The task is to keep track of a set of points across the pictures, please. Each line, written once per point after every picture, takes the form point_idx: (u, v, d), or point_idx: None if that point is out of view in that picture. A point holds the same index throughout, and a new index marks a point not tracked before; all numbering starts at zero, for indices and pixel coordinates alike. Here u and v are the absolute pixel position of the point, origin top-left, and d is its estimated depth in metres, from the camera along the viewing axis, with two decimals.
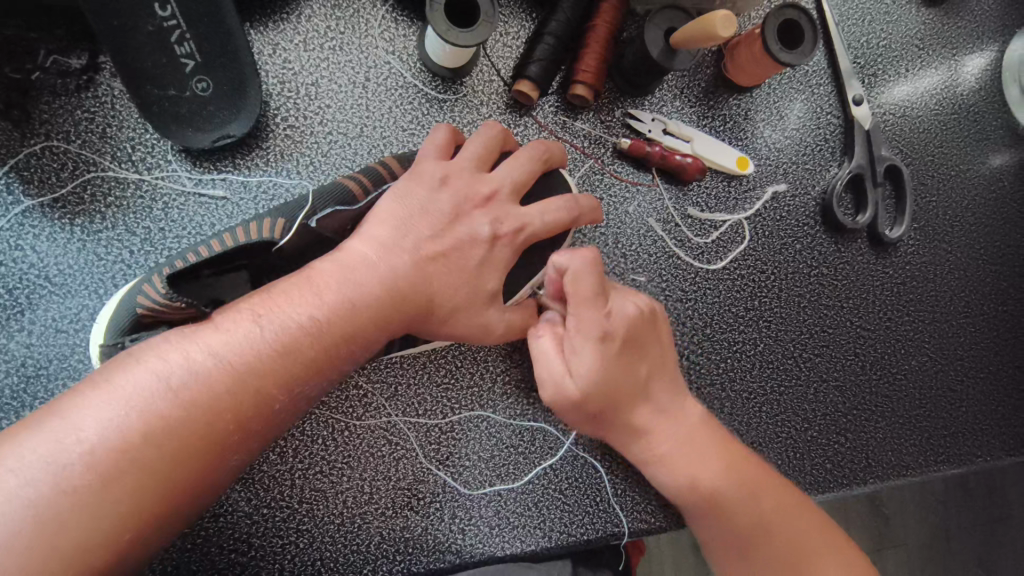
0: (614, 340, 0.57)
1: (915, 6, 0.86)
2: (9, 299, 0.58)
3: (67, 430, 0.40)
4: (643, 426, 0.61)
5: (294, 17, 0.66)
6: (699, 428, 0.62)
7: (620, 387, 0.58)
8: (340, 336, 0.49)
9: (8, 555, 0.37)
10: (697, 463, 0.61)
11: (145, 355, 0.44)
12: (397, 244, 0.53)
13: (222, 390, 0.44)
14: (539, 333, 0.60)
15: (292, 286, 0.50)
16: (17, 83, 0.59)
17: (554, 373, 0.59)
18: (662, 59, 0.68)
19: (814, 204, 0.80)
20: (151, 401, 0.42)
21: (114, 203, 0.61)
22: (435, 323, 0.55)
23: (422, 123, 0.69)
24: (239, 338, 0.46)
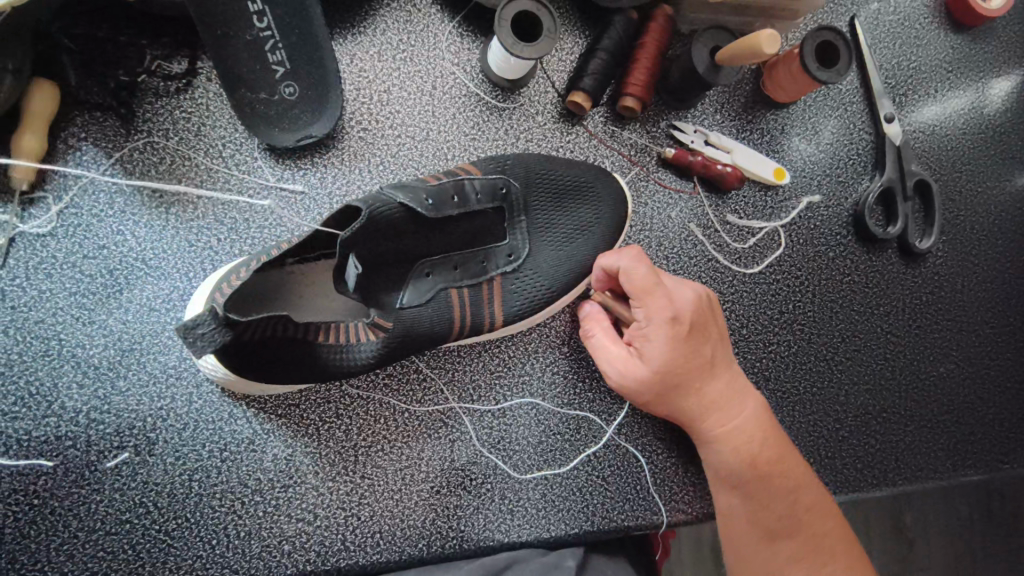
0: (680, 323, 0.63)
1: (944, 31, 0.91)
2: (110, 279, 0.65)
3: None
4: (702, 407, 0.66)
5: (370, 30, 0.72)
6: (754, 415, 0.67)
7: (684, 367, 0.64)
8: None
9: None
10: (746, 445, 0.66)
11: None
12: None
13: None
14: (597, 331, 0.69)
15: None
16: (125, 84, 0.65)
17: (618, 357, 0.66)
18: (708, 73, 0.73)
19: (846, 215, 0.85)
20: None
21: (204, 195, 0.67)
22: None
23: (482, 129, 0.74)
24: None
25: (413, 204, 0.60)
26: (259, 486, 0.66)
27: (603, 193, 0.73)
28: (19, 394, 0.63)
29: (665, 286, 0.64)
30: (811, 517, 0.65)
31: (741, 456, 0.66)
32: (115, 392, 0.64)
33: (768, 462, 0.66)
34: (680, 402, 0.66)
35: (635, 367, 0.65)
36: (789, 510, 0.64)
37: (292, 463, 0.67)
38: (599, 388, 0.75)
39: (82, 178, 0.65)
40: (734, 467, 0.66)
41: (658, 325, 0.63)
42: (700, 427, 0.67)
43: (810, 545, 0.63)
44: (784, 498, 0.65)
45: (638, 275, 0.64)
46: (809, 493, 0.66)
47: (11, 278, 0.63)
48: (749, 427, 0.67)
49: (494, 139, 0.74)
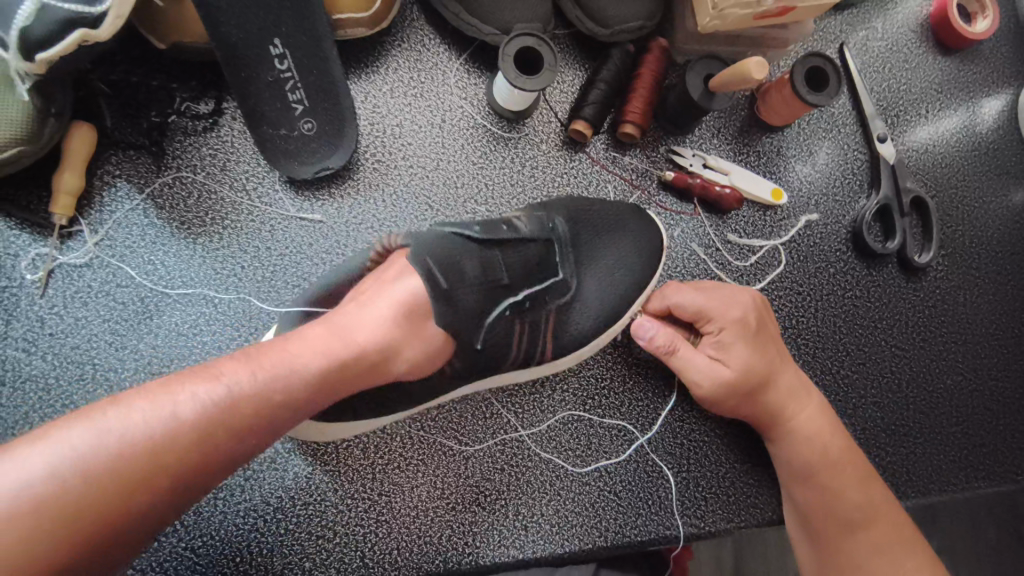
0: (746, 325, 0.71)
1: (932, 54, 0.94)
2: (140, 305, 0.68)
3: (173, 396, 0.46)
4: (785, 408, 0.71)
5: (382, 69, 0.77)
6: (820, 410, 0.72)
7: (764, 363, 0.70)
8: (239, 423, 0.47)
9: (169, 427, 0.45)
10: (826, 434, 0.71)
11: (166, 388, 0.47)
12: (308, 345, 0.52)
13: (244, 405, 0.48)
14: (679, 347, 0.70)
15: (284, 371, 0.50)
16: (157, 125, 0.70)
17: (707, 365, 0.70)
18: (703, 99, 0.76)
19: (845, 232, 0.87)
20: (271, 365, 0.50)
21: (229, 226, 0.71)
22: (250, 438, 0.48)
23: (490, 158, 0.78)
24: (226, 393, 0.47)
25: (461, 229, 0.61)
26: (281, 504, 0.69)
27: (606, 213, 0.75)
28: (54, 416, 0.64)
29: (727, 309, 0.71)
30: (885, 508, 0.69)
31: (808, 458, 0.70)
32: None
33: (838, 465, 0.70)
34: (764, 403, 0.70)
35: (722, 373, 0.69)
36: (865, 502, 0.69)
37: (312, 481, 0.70)
38: (608, 403, 0.77)
39: (117, 213, 0.69)
40: (804, 469, 0.70)
41: (738, 339, 0.70)
42: (783, 423, 0.71)
43: (885, 532, 0.67)
44: (859, 490, 0.69)
45: (691, 305, 0.71)
46: (875, 486, 0.70)
47: (48, 305, 0.66)
48: (821, 440, 0.70)
49: (500, 167, 0.78)
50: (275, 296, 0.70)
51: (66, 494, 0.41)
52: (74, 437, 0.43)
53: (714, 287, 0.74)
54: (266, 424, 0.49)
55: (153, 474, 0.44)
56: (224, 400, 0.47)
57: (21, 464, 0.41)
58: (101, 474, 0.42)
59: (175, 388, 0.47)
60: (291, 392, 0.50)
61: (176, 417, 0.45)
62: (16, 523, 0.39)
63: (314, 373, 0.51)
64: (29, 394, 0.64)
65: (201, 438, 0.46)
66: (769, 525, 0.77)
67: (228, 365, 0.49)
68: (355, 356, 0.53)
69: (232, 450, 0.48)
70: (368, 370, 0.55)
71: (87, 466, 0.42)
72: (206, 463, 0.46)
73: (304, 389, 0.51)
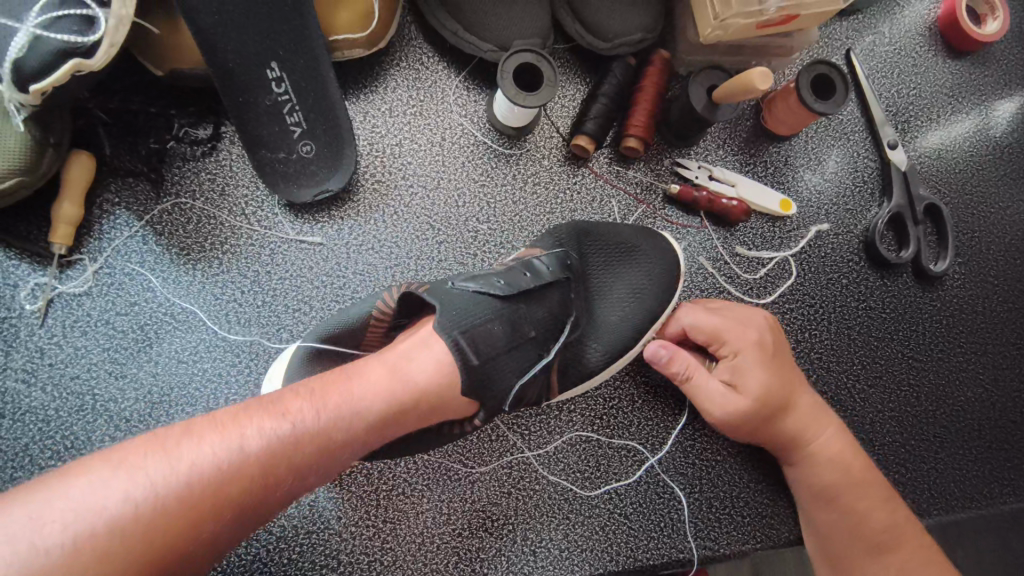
0: (766, 346, 0.68)
1: (941, 58, 0.92)
2: (140, 333, 0.67)
3: (235, 436, 0.46)
4: (806, 429, 0.68)
5: (381, 89, 0.76)
6: (840, 428, 0.70)
7: (784, 385, 0.67)
8: (297, 465, 0.47)
9: (229, 470, 0.44)
10: (849, 455, 0.69)
11: (229, 425, 0.46)
12: (362, 392, 0.51)
13: (302, 448, 0.47)
14: (696, 371, 0.68)
15: (341, 416, 0.49)
16: (155, 151, 0.70)
17: (723, 391, 0.67)
18: (706, 111, 0.75)
19: (857, 242, 0.85)
20: (328, 409, 0.49)
21: (229, 251, 0.70)
22: (303, 479, 0.48)
23: (491, 175, 0.77)
24: (286, 436, 0.47)
25: (486, 289, 0.58)
26: (284, 533, 0.67)
27: (612, 229, 0.74)
28: (54, 448, 0.63)
29: (744, 329, 0.69)
30: (909, 529, 0.67)
31: (830, 480, 0.68)
32: None
33: (861, 484, 0.68)
34: (783, 426, 0.67)
35: (739, 399, 0.66)
36: (891, 522, 0.66)
37: (316, 508, 0.68)
38: (616, 423, 0.75)
39: (116, 241, 0.68)
40: (826, 491, 0.68)
41: (756, 361, 0.67)
42: (804, 447, 0.68)
43: (913, 556, 0.65)
44: (884, 509, 0.67)
45: (709, 326, 0.70)
46: (899, 504, 0.68)
47: (49, 335, 0.66)
48: (845, 459, 0.68)
49: (501, 185, 0.77)
50: (276, 321, 0.70)
51: (138, 523, 0.41)
52: (150, 467, 0.43)
53: (732, 308, 0.72)
54: (322, 465, 0.49)
55: (213, 512, 0.43)
56: (288, 437, 0.47)
57: (100, 487, 0.41)
58: (170, 506, 0.42)
59: (236, 427, 0.46)
60: (347, 435, 0.49)
61: (244, 450, 0.45)
62: (90, 552, 0.39)
63: (370, 414, 0.50)
64: (29, 425, 0.63)
65: (263, 475, 0.46)
66: (787, 546, 0.75)
67: (294, 399, 0.49)
68: (409, 400, 0.52)
69: (286, 490, 0.47)
70: (417, 415, 0.53)
71: (158, 499, 0.42)
72: (260, 503, 0.46)
73: (360, 431, 0.50)
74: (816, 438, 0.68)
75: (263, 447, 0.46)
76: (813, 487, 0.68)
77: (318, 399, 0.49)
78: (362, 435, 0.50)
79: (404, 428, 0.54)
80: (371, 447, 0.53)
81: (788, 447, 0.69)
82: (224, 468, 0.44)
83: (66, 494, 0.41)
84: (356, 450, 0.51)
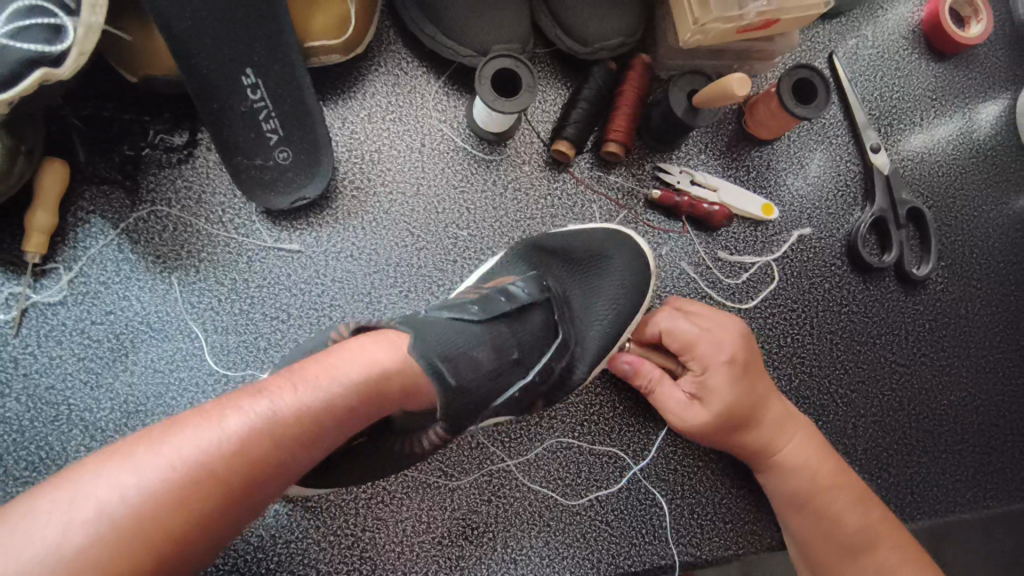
0: (735, 360, 0.67)
1: (925, 61, 0.92)
2: (116, 342, 0.67)
3: (220, 417, 0.43)
4: (772, 439, 0.68)
5: (360, 95, 0.76)
6: (810, 433, 0.70)
7: (749, 398, 0.67)
8: (289, 441, 0.45)
9: (218, 451, 0.42)
10: (817, 461, 0.69)
11: (213, 408, 0.44)
12: (348, 366, 0.49)
13: (292, 425, 0.45)
14: (660, 382, 0.70)
15: (326, 390, 0.47)
16: (130, 158, 0.69)
17: (684, 403, 0.68)
18: (686, 116, 0.74)
19: (840, 245, 0.85)
20: (315, 385, 0.47)
21: (205, 259, 0.70)
22: (300, 456, 0.46)
23: (471, 181, 0.77)
24: (273, 413, 0.45)
25: (462, 317, 0.56)
26: (261, 543, 0.67)
27: (582, 240, 0.73)
28: (29, 459, 0.63)
29: (714, 341, 0.68)
30: (885, 532, 0.66)
31: (791, 489, 0.68)
32: None
33: (828, 491, 0.67)
34: (746, 438, 0.68)
35: (698, 412, 0.67)
36: (860, 528, 0.66)
37: (294, 518, 0.68)
38: (597, 430, 0.75)
39: (91, 250, 0.68)
40: (785, 500, 0.68)
41: (718, 375, 0.67)
42: (771, 456, 0.68)
43: (886, 560, 0.65)
44: (852, 515, 0.66)
45: (681, 336, 0.69)
46: (873, 508, 0.68)
47: (23, 345, 0.65)
48: (813, 466, 0.68)
49: (482, 191, 0.77)
50: (254, 329, 0.69)
51: (129, 515, 0.39)
52: (135, 457, 0.40)
53: (710, 317, 0.70)
54: (316, 440, 0.47)
55: (207, 496, 0.41)
56: (275, 414, 0.45)
57: (88, 482, 0.39)
58: (160, 496, 0.40)
59: (221, 409, 0.44)
60: (336, 409, 0.47)
61: (232, 432, 0.43)
62: (85, 550, 0.37)
63: (356, 388, 0.49)
64: (3, 437, 0.63)
65: (253, 457, 0.43)
66: (769, 551, 0.75)
67: (276, 379, 0.47)
68: (396, 373, 0.50)
69: (282, 469, 0.45)
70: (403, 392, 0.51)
71: (149, 491, 0.40)
72: (251, 489, 0.43)
73: (347, 407, 0.48)
74: (783, 447, 0.68)
75: (251, 424, 0.44)
76: (782, 495, 0.69)
77: (303, 376, 0.47)
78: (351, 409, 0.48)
79: (392, 403, 0.52)
80: (361, 423, 0.50)
81: (753, 456, 0.69)
82: (213, 448, 0.42)
83: (55, 494, 0.38)
84: (349, 426, 0.49)
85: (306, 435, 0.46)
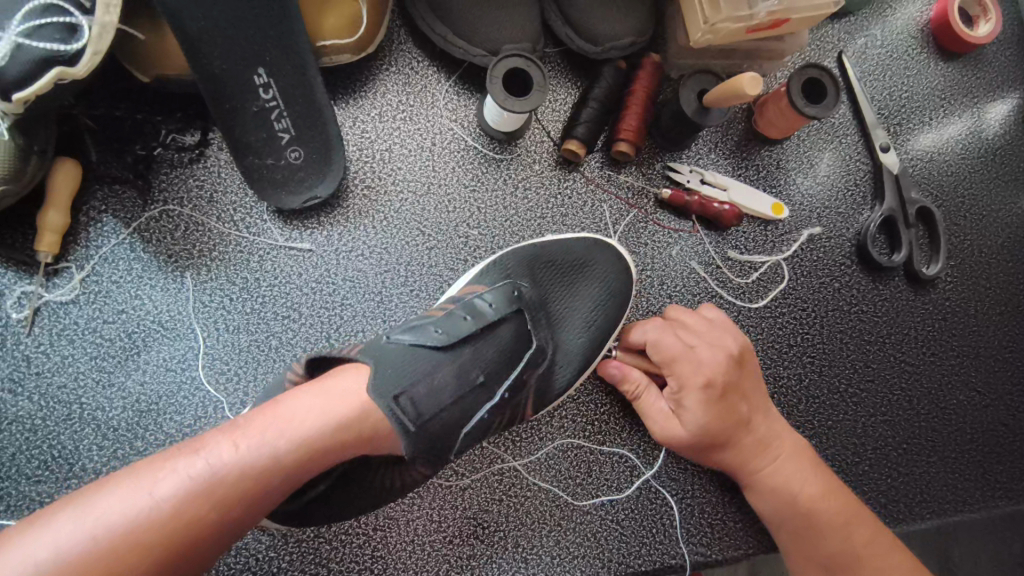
0: (715, 378, 0.66)
1: (934, 61, 0.92)
2: (128, 341, 0.67)
3: (150, 480, 0.44)
4: (754, 457, 0.67)
5: (370, 94, 0.76)
6: (797, 451, 0.69)
7: (727, 416, 0.66)
8: (219, 502, 0.45)
9: (143, 516, 0.43)
10: (803, 479, 0.67)
11: (146, 470, 0.45)
12: (289, 423, 0.49)
13: (225, 486, 0.45)
14: (643, 394, 0.70)
15: (261, 450, 0.47)
16: (142, 158, 0.69)
17: (665, 418, 0.68)
18: (697, 115, 0.74)
19: (849, 245, 0.85)
20: (250, 444, 0.47)
21: (217, 258, 0.70)
22: (233, 518, 0.46)
23: (482, 181, 0.77)
24: (204, 475, 0.45)
25: (420, 341, 0.56)
26: (273, 542, 0.67)
27: (567, 248, 0.73)
28: (42, 458, 0.63)
29: (693, 359, 0.67)
30: (875, 554, 0.64)
31: (775, 507, 0.67)
32: (134, 451, 0.65)
33: (814, 510, 0.65)
34: (726, 456, 0.67)
35: (675, 429, 0.67)
36: (846, 548, 0.64)
37: None
38: (608, 429, 0.75)
39: (103, 249, 0.68)
40: (770, 518, 0.67)
41: (692, 390, 0.66)
42: (754, 474, 0.67)
43: None
44: (839, 535, 0.64)
45: (662, 352, 0.69)
46: (864, 529, 0.65)
47: (35, 344, 0.65)
48: (798, 485, 0.66)
49: (492, 190, 0.77)
50: (265, 328, 0.69)
51: None
52: (62, 523, 0.42)
53: (698, 331, 0.69)
54: (251, 501, 0.46)
55: (130, 562, 0.42)
56: (205, 476, 0.45)
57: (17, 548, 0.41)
58: (82, 563, 0.41)
59: (154, 471, 0.45)
60: (273, 467, 0.47)
61: (160, 497, 0.44)
62: None
63: (297, 446, 0.48)
64: (16, 435, 0.63)
65: (180, 522, 0.44)
66: (779, 551, 0.75)
67: (213, 437, 0.47)
68: (340, 428, 0.50)
69: (214, 532, 0.45)
70: (361, 440, 0.51)
71: (72, 557, 0.41)
72: (193, 542, 0.44)
73: (287, 465, 0.48)
74: (765, 465, 0.67)
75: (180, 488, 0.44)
76: (768, 513, 0.67)
77: (240, 434, 0.47)
78: (290, 467, 0.48)
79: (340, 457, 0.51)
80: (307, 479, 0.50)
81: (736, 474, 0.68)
82: (138, 513, 0.43)
83: None
84: (289, 483, 0.48)
85: (239, 495, 0.46)
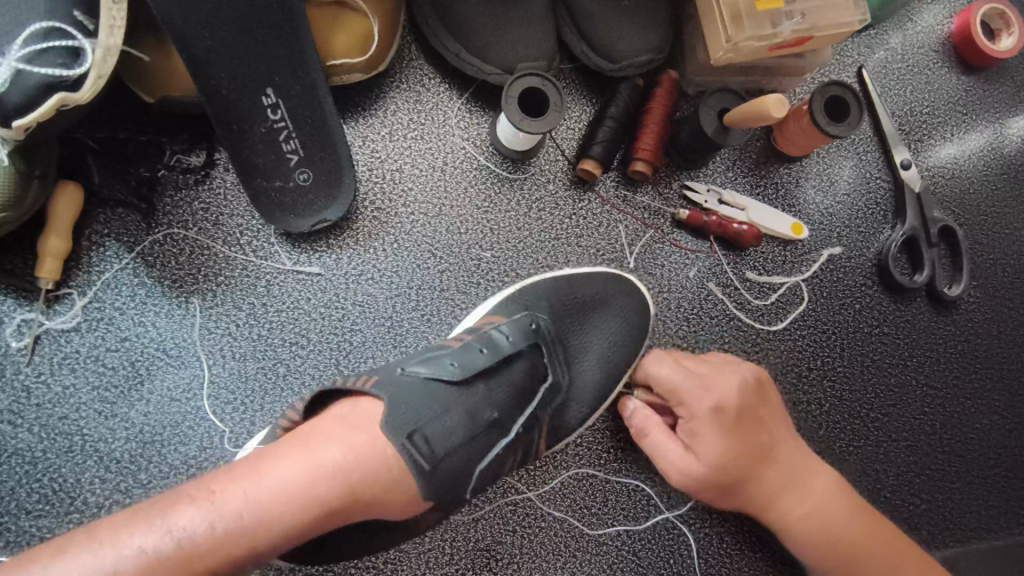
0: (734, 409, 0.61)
1: (955, 75, 0.90)
2: (131, 370, 0.65)
3: (115, 549, 0.41)
4: (788, 494, 0.63)
5: (380, 112, 0.74)
6: (830, 485, 0.65)
7: (751, 450, 0.61)
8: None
9: None
10: (839, 515, 0.64)
11: (109, 535, 0.42)
12: (273, 494, 0.45)
13: (193, 561, 0.42)
14: (652, 431, 0.65)
15: (235, 523, 0.44)
16: (146, 179, 0.67)
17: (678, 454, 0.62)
18: (717, 134, 0.72)
19: (870, 265, 0.82)
20: (224, 515, 0.44)
21: (223, 282, 0.68)
22: None
23: (495, 201, 0.75)
24: (172, 547, 0.42)
25: (435, 375, 0.55)
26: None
27: (584, 281, 0.71)
28: (42, 491, 0.61)
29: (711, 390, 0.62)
30: None
31: (814, 547, 0.63)
32: (137, 484, 0.63)
33: (856, 547, 0.62)
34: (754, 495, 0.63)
35: (691, 464, 0.61)
36: None
37: None
38: (624, 457, 0.73)
39: (105, 274, 0.66)
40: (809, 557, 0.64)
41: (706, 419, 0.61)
42: (788, 514, 0.64)
43: None
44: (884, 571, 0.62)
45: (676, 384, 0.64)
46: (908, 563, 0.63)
47: (36, 374, 0.63)
48: (835, 522, 0.63)
49: (505, 211, 0.75)
50: (272, 355, 0.67)
51: None
52: None
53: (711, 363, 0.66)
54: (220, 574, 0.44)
55: None
56: (172, 548, 0.42)
57: None
58: None
59: (119, 539, 0.42)
60: (247, 542, 0.44)
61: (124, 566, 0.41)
62: None
63: (278, 520, 0.45)
64: (15, 468, 0.61)
65: None
66: None
67: (185, 503, 0.44)
68: (328, 500, 0.47)
69: None
70: (347, 506, 0.48)
71: None
72: None
73: (264, 538, 0.45)
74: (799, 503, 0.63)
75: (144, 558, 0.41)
76: (808, 554, 0.64)
77: (214, 503, 0.44)
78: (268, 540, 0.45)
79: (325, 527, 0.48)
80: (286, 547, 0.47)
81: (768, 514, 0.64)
82: None
83: None
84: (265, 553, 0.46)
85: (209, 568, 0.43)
